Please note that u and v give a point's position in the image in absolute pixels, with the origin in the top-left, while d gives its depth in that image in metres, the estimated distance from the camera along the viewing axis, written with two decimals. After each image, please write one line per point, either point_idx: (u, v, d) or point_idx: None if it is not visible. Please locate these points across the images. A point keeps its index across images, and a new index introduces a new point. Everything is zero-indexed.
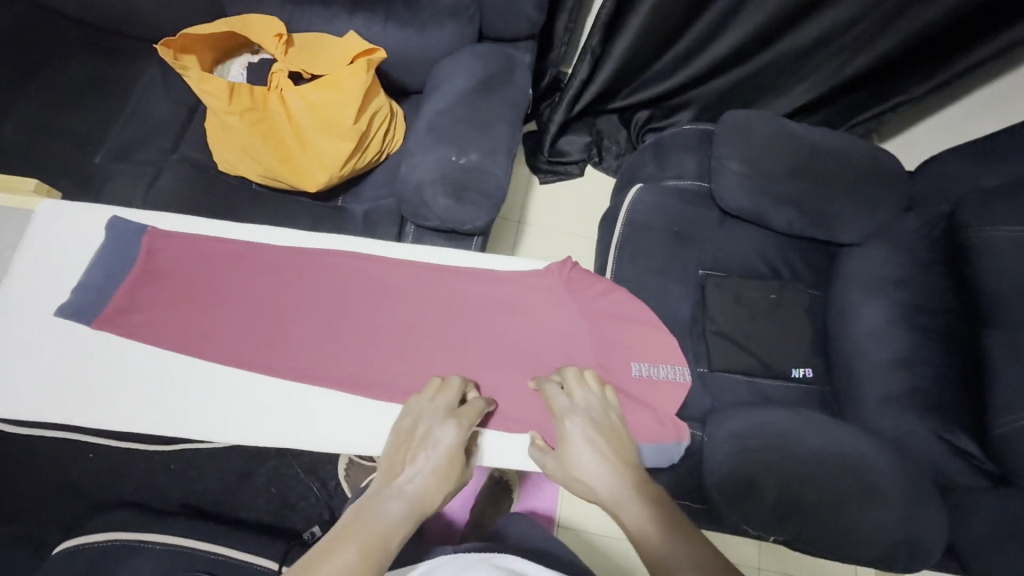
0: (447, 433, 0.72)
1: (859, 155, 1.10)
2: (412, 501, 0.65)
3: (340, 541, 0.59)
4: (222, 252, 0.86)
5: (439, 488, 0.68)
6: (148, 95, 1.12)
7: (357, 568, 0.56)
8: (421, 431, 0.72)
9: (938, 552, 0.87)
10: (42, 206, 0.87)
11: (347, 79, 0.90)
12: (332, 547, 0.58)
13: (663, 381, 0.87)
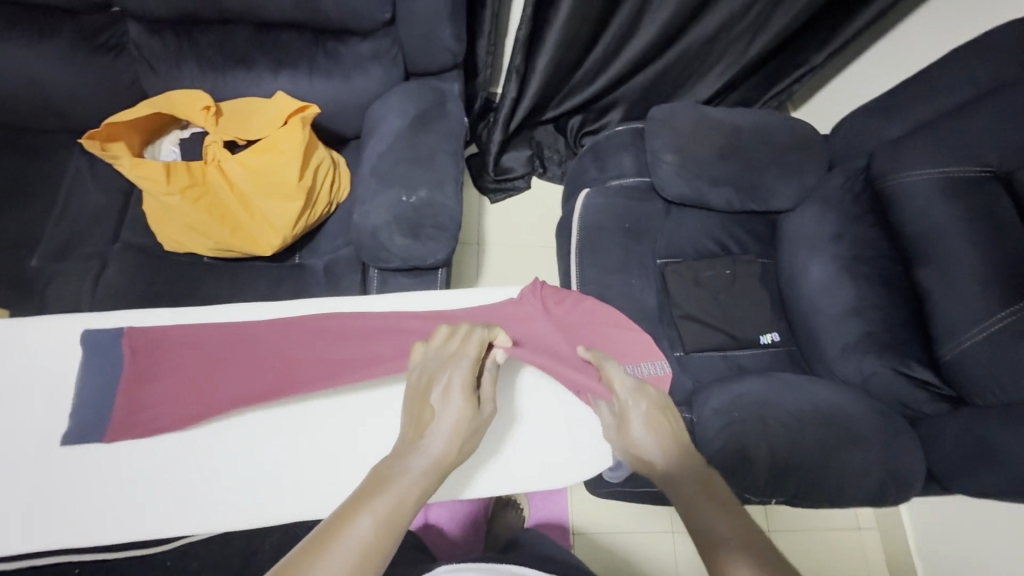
0: (455, 380, 0.67)
1: (778, 127, 1.18)
2: (429, 458, 0.61)
3: (352, 510, 0.54)
4: (215, 335, 0.79)
5: (459, 443, 0.64)
6: (78, 187, 1.08)
7: (368, 538, 0.52)
8: (430, 385, 0.68)
9: (920, 479, 0.94)
10: None
11: (284, 139, 0.90)
12: (343, 517, 0.53)
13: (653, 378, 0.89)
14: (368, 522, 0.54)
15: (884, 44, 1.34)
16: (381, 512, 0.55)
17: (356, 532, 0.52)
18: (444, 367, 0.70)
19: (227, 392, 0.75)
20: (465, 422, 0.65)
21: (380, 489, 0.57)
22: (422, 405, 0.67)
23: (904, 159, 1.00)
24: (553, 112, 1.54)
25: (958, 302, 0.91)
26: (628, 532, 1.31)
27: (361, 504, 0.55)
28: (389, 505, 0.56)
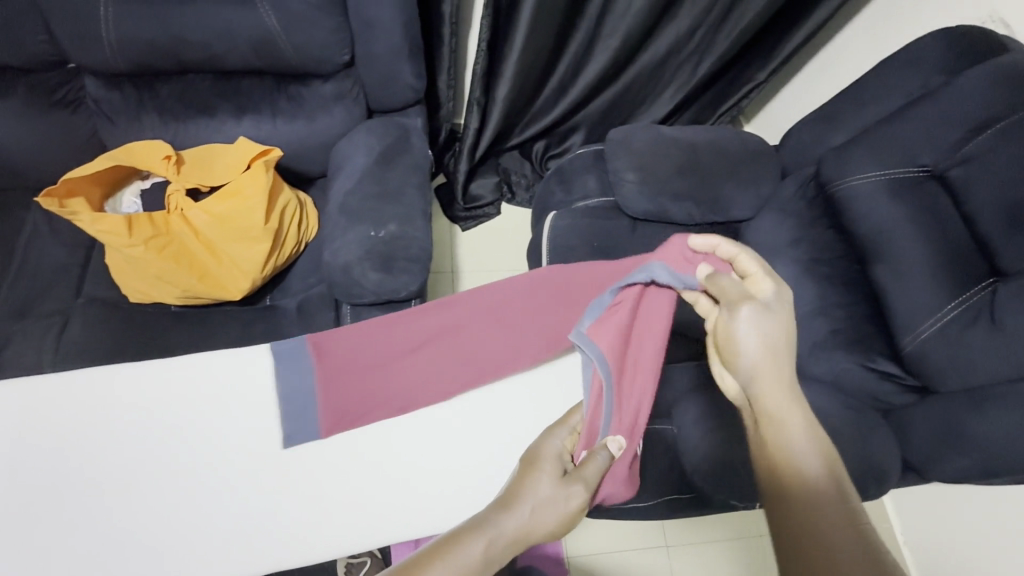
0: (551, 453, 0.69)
1: (731, 141, 1.23)
2: (514, 527, 0.59)
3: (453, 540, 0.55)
4: (404, 321, 0.84)
5: (552, 525, 0.61)
6: (36, 244, 1.06)
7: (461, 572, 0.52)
8: (536, 455, 0.69)
9: (896, 469, 0.97)
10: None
11: (249, 184, 0.90)
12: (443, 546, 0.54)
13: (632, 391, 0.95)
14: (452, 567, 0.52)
15: (821, 59, 1.42)
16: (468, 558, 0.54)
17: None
18: (547, 443, 0.71)
19: (404, 388, 0.85)
20: (565, 502, 0.62)
21: (469, 537, 0.56)
22: (517, 477, 0.65)
23: (849, 164, 1.05)
24: (517, 139, 1.58)
25: (912, 295, 0.96)
26: (621, 551, 1.30)
27: (452, 545, 0.54)
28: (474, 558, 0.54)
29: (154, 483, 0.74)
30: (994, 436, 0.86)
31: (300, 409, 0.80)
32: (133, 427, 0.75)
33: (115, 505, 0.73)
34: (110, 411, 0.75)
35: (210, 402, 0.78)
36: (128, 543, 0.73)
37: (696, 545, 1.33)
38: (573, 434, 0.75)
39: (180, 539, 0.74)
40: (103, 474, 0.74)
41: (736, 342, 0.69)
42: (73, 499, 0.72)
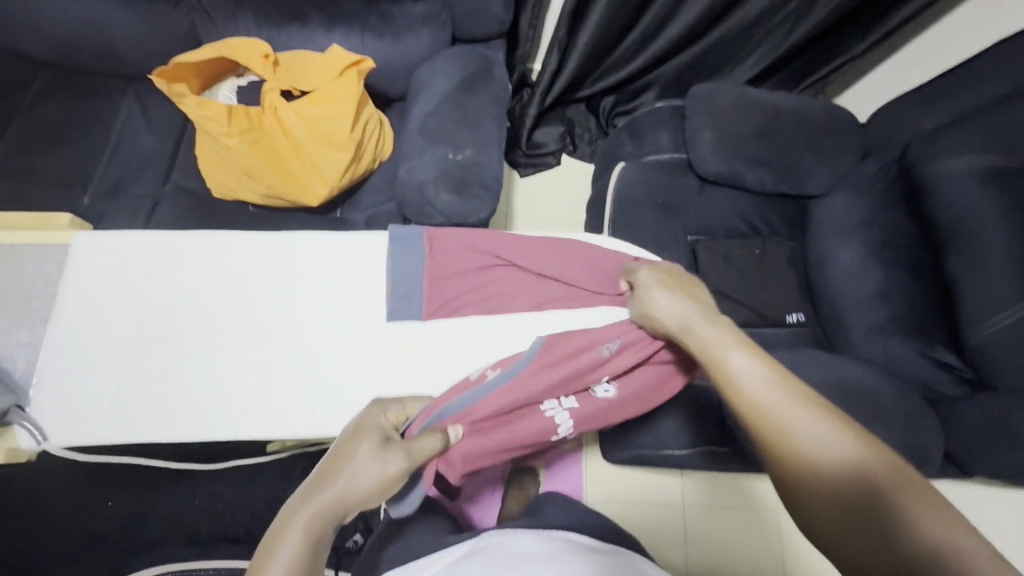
0: (374, 435, 0.59)
1: (817, 111, 1.19)
2: (331, 506, 0.52)
3: (280, 530, 0.50)
4: (522, 242, 0.84)
5: (374, 496, 0.55)
6: (129, 131, 1.11)
7: (299, 561, 0.48)
8: (353, 431, 0.59)
9: (937, 458, 0.96)
10: (78, 238, 0.80)
11: (339, 91, 0.93)
12: (272, 541, 0.49)
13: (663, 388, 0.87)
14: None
15: (927, 37, 1.34)
16: (286, 568, 0.47)
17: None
18: (373, 418, 0.62)
19: (496, 301, 0.83)
20: (381, 471, 0.55)
21: (278, 543, 0.49)
22: (337, 445, 0.57)
23: (943, 146, 1.01)
24: (588, 91, 1.56)
25: (987, 285, 0.92)
26: (641, 502, 1.30)
27: (267, 560, 0.48)
28: (291, 564, 0.47)
29: (250, 346, 0.78)
30: None
31: (405, 289, 0.81)
32: (245, 285, 0.81)
33: (220, 356, 0.77)
34: (233, 273, 0.81)
35: (316, 281, 0.82)
36: (214, 391, 0.76)
37: (719, 509, 1.31)
38: (403, 411, 0.65)
39: (248, 403, 0.76)
40: (218, 325, 0.79)
41: (651, 303, 0.74)
42: (183, 336, 0.78)
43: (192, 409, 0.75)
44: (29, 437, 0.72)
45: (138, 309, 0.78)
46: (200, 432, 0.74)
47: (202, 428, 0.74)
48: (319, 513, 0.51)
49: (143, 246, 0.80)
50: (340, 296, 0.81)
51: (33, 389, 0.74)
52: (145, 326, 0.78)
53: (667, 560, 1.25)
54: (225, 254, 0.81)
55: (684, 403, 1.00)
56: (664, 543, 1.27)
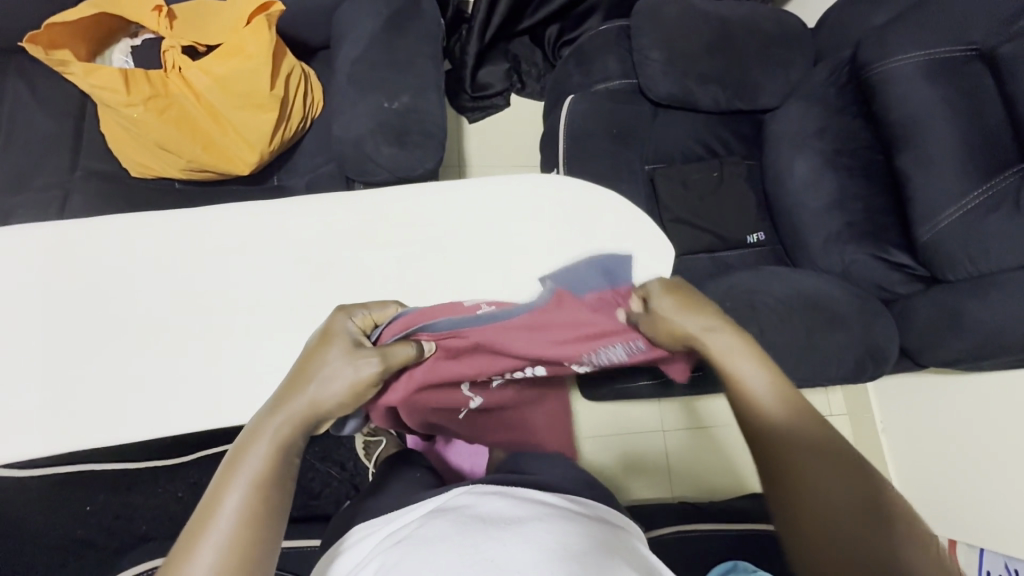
0: (340, 349, 0.55)
1: (765, 19, 1.14)
2: (298, 410, 0.50)
3: (251, 436, 0.49)
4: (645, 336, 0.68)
5: (342, 397, 0.52)
6: (21, 113, 0.99)
7: (271, 469, 0.47)
8: (323, 337, 0.56)
9: (894, 354, 1.00)
10: None
11: (249, 42, 0.83)
12: (244, 446, 0.48)
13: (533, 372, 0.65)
14: (249, 487, 0.45)
15: None
16: (260, 470, 0.46)
17: (242, 506, 0.44)
18: (339, 324, 0.58)
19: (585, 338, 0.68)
20: (349, 376, 0.52)
21: (248, 449, 0.48)
22: (305, 352, 0.55)
23: (892, 42, 0.99)
24: (530, 21, 1.47)
25: (937, 180, 0.93)
26: (626, 433, 1.34)
27: (237, 466, 0.47)
28: (265, 467, 0.47)
29: (190, 334, 0.74)
30: (995, 319, 0.88)
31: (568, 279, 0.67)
32: (178, 266, 0.76)
33: (158, 349, 0.73)
34: (160, 261, 0.76)
35: (255, 254, 0.77)
36: (162, 383, 0.72)
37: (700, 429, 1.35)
38: (371, 317, 0.61)
39: (200, 392, 0.72)
40: (156, 314, 0.74)
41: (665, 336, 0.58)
42: (119, 330, 0.73)
43: (140, 405, 0.71)
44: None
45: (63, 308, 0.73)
46: (153, 428, 0.70)
47: (153, 424, 0.70)
48: (287, 421, 0.50)
49: (61, 247, 0.75)
50: (281, 271, 0.77)
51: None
52: (77, 323, 0.73)
53: (653, 483, 1.31)
54: (150, 242, 0.76)
55: None
56: (648, 467, 1.32)
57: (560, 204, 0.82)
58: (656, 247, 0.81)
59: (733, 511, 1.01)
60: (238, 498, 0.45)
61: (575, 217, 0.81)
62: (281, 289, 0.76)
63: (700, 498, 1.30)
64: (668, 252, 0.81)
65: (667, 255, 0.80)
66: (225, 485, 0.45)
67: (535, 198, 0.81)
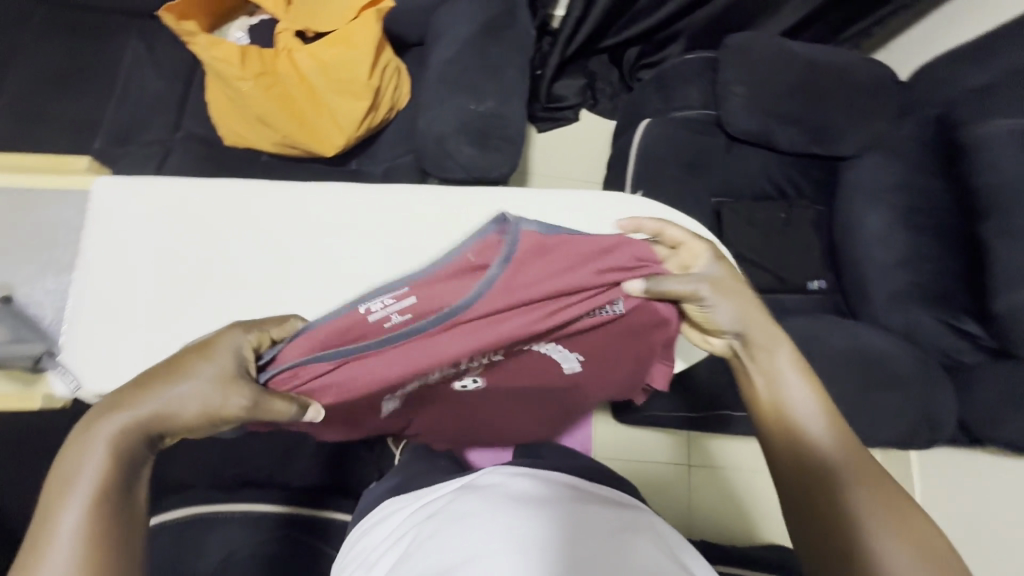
0: (203, 373, 0.47)
1: (858, 66, 1.12)
2: (133, 428, 0.45)
3: (84, 441, 0.44)
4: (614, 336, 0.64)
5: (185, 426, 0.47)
6: (136, 73, 1.07)
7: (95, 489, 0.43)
8: (192, 349, 0.48)
9: (951, 425, 0.95)
10: (98, 184, 0.72)
11: (357, 33, 0.87)
12: (76, 452, 0.44)
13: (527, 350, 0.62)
14: (85, 501, 0.42)
15: None
16: (97, 480, 0.43)
17: (82, 522, 0.41)
18: (223, 338, 0.50)
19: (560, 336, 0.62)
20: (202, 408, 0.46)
21: (86, 456, 0.44)
22: (172, 358, 0.49)
23: (989, 106, 0.96)
24: (611, 41, 1.49)
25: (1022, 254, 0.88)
26: (648, 461, 1.32)
27: (73, 478, 0.43)
28: (99, 479, 0.43)
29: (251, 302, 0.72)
30: None
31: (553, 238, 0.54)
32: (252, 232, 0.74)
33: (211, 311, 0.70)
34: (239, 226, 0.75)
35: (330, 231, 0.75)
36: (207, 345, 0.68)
37: (724, 469, 1.33)
38: (267, 341, 0.53)
39: None
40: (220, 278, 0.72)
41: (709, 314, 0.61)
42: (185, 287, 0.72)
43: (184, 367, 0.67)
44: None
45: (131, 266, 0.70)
46: None
47: None
48: (124, 433, 0.45)
49: (138, 201, 0.72)
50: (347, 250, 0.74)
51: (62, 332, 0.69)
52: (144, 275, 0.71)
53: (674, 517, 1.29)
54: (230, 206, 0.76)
55: (707, 366, 1.03)
56: (670, 499, 1.30)
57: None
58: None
59: (758, 559, 0.99)
60: (74, 517, 0.41)
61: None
62: (348, 280, 0.72)
63: (717, 539, 1.27)
64: None
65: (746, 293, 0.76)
66: (63, 503, 0.42)
67: (614, 225, 0.77)
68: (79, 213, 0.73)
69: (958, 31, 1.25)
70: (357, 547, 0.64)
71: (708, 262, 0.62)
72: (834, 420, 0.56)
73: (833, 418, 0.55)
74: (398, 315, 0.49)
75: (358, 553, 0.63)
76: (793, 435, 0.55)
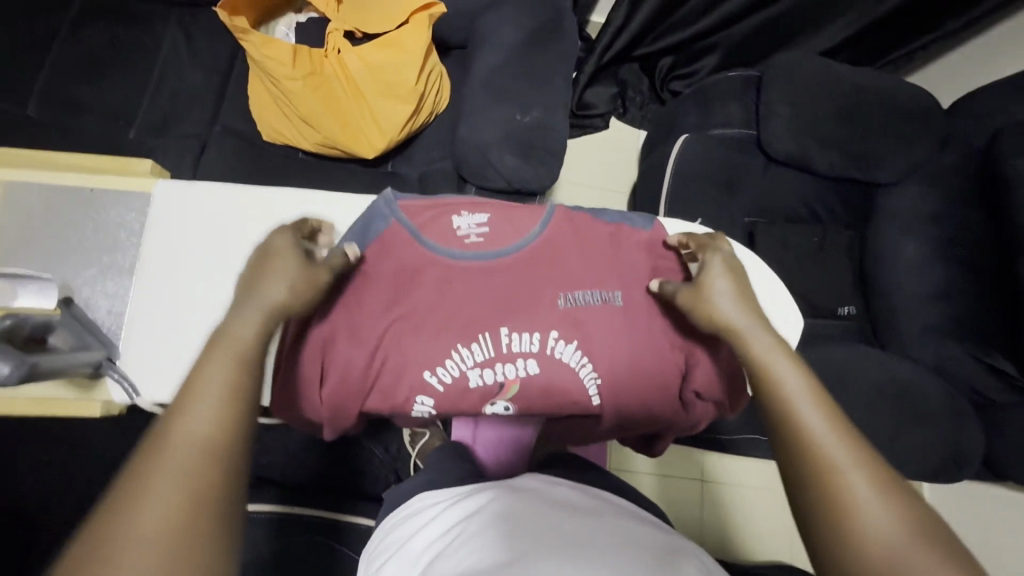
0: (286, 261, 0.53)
1: (902, 93, 1.11)
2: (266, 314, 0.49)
3: (211, 357, 0.45)
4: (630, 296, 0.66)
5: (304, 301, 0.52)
6: (174, 63, 1.06)
7: (222, 412, 0.42)
8: (262, 249, 0.54)
9: (975, 458, 0.96)
10: (159, 189, 0.71)
11: (408, 37, 0.87)
12: (200, 369, 0.44)
13: (546, 309, 0.63)
14: (218, 413, 0.42)
15: None
16: (229, 381, 0.44)
17: (213, 420, 0.42)
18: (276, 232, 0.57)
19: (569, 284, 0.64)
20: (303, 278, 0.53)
21: (206, 374, 0.44)
22: (249, 267, 0.53)
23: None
24: (644, 51, 1.47)
25: None
26: (665, 477, 1.31)
27: (192, 393, 0.43)
28: (240, 385, 0.44)
29: None
30: None
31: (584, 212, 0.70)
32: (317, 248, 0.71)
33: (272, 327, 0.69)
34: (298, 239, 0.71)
35: None
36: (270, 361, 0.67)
37: (738, 486, 1.33)
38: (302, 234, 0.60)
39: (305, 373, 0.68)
40: None
41: (715, 305, 0.58)
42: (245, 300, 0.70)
43: None
44: (36, 299, 0.58)
45: (204, 274, 0.70)
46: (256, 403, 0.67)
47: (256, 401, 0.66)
48: (259, 338, 0.47)
49: (201, 210, 0.71)
50: None
51: (120, 340, 0.67)
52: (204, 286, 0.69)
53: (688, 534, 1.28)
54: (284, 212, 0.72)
55: None
56: (685, 516, 1.29)
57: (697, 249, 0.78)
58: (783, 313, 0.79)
59: None
60: (199, 424, 0.41)
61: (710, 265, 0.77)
62: None
63: (730, 559, 1.27)
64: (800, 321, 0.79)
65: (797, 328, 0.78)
66: (185, 415, 0.41)
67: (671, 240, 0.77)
68: (141, 217, 0.71)
69: (998, 61, 1.24)
70: (390, 539, 0.63)
71: (717, 267, 0.62)
72: (870, 465, 0.42)
73: (868, 464, 0.42)
74: (476, 235, 0.65)
75: (391, 545, 0.62)
76: (823, 481, 0.42)
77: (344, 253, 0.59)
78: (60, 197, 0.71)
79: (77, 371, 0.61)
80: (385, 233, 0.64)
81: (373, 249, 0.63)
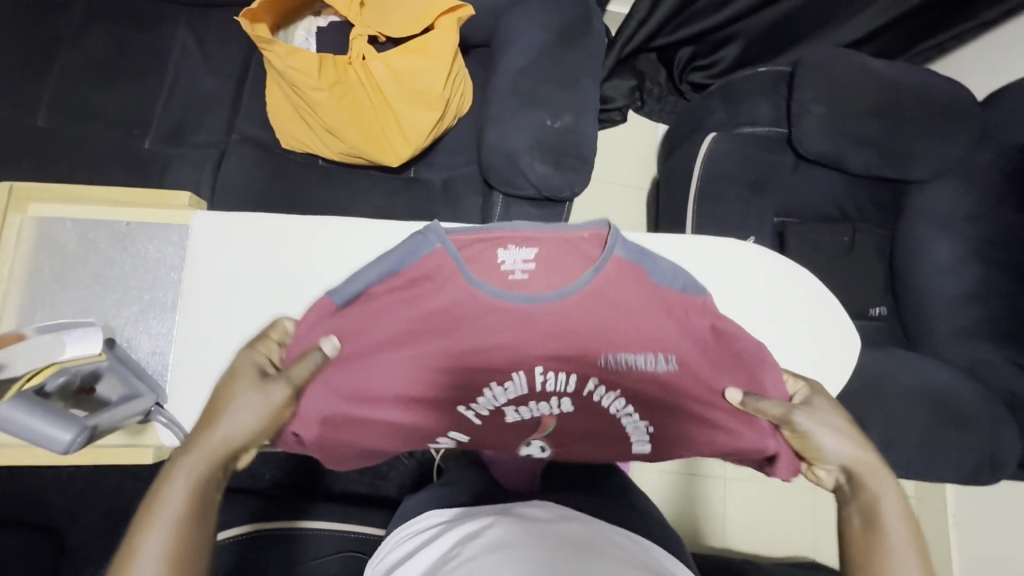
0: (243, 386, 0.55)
1: (938, 88, 1.08)
2: (212, 444, 0.52)
3: (169, 472, 0.50)
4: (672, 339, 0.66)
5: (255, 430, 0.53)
6: (186, 68, 1.02)
7: (171, 536, 0.48)
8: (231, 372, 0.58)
9: (1011, 460, 0.97)
10: (197, 220, 0.71)
11: (436, 42, 0.83)
12: (161, 484, 0.50)
13: (576, 349, 0.67)
14: (169, 531, 0.48)
15: None
16: (179, 514, 0.49)
17: (168, 543, 0.47)
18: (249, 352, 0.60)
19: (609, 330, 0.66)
20: (256, 405, 0.54)
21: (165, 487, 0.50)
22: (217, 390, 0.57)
23: None
24: (664, 41, 1.41)
25: None
26: (691, 476, 1.30)
27: (154, 510, 0.48)
28: (183, 508, 0.49)
29: None
30: None
31: (639, 259, 0.65)
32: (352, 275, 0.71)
33: None
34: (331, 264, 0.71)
35: None
36: None
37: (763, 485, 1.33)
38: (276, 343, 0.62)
39: None
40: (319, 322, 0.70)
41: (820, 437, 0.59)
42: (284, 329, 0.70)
43: None
44: (80, 348, 0.57)
45: (246, 303, 0.70)
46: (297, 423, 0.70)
47: None
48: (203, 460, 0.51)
49: (239, 240, 0.71)
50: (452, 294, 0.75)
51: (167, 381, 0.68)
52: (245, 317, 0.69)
53: (715, 533, 1.29)
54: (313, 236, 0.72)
55: None
56: (710, 516, 1.29)
57: (749, 271, 0.79)
58: (838, 332, 0.79)
59: None
60: (157, 544, 0.47)
61: (755, 290, 0.79)
62: None
63: (755, 554, 1.28)
64: (855, 346, 0.79)
65: (851, 349, 0.78)
66: (148, 531, 0.48)
67: (722, 262, 0.79)
68: (181, 249, 0.73)
69: None
70: (392, 554, 0.61)
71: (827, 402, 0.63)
72: None
73: None
74: (521, 273, 0.67)
75: (392, 562, 0.59)
76: None
77: (319, 353, 0.59)
78: (97, 232, 0.73)
79: (128, 422, 0.61)
80: (431, 258, 0.64)
81: (413, 273, 0.64)
